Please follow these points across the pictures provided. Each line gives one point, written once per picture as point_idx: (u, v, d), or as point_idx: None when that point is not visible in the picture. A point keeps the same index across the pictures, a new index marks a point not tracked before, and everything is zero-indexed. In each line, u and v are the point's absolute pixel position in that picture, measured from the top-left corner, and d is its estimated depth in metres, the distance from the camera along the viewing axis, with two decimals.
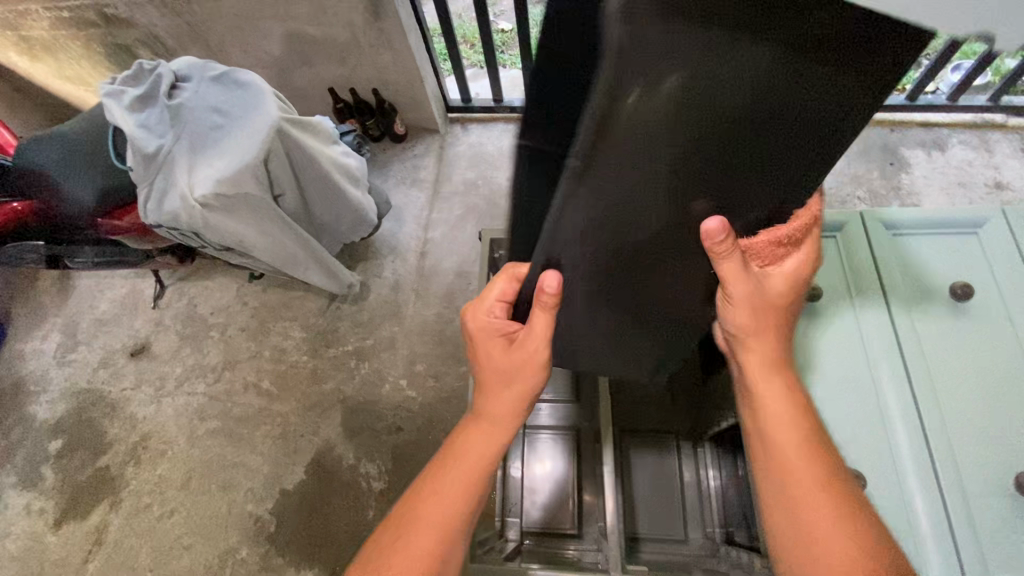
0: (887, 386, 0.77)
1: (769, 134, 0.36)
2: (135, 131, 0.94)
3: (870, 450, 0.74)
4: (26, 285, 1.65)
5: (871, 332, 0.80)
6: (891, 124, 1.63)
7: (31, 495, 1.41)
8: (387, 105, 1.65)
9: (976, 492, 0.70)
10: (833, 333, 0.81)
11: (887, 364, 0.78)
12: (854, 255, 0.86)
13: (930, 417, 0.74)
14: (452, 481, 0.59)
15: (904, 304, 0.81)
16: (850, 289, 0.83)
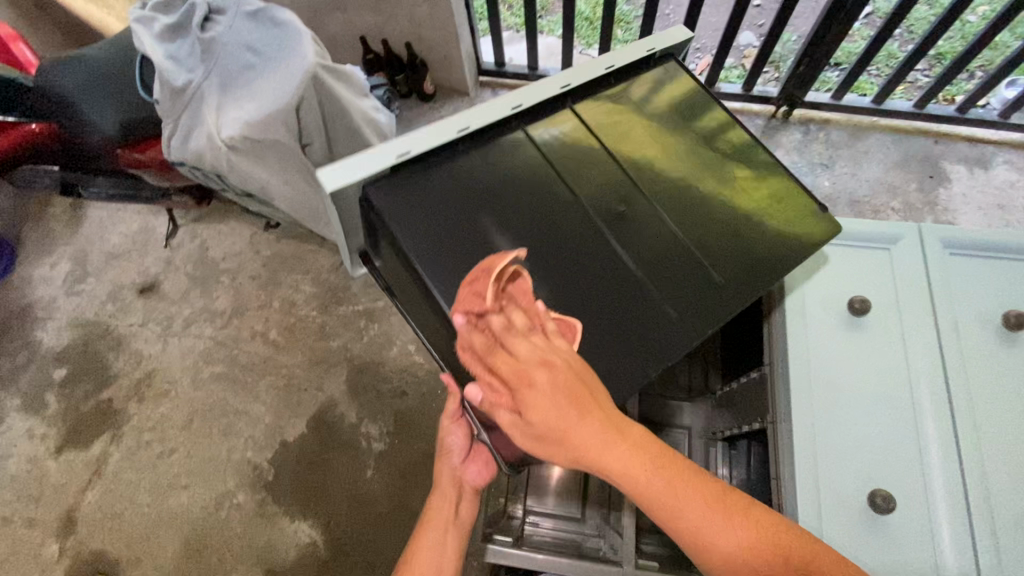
0: (926, 415, 0.69)
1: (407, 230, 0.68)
2: (163, 62, 0.92)
3: (898, 469, 0.67)
4: (38, 211, 1.63)
5: (915, 354, 0.72)
6: (936, 135, 1.59)
7: (34, 420, 1.41)
8: (418, 61, 1.59)
9: (1010, 541, 0.63)
10: (860, 355, 0.73)
11: (929, 390, 0.70)
12: (903, 271, 0.77)
13: (970, 456, 0.67)
14: (427, 535, 0.72)
15: (951, 324, 0.73)
16: (897, 300, 0.75)
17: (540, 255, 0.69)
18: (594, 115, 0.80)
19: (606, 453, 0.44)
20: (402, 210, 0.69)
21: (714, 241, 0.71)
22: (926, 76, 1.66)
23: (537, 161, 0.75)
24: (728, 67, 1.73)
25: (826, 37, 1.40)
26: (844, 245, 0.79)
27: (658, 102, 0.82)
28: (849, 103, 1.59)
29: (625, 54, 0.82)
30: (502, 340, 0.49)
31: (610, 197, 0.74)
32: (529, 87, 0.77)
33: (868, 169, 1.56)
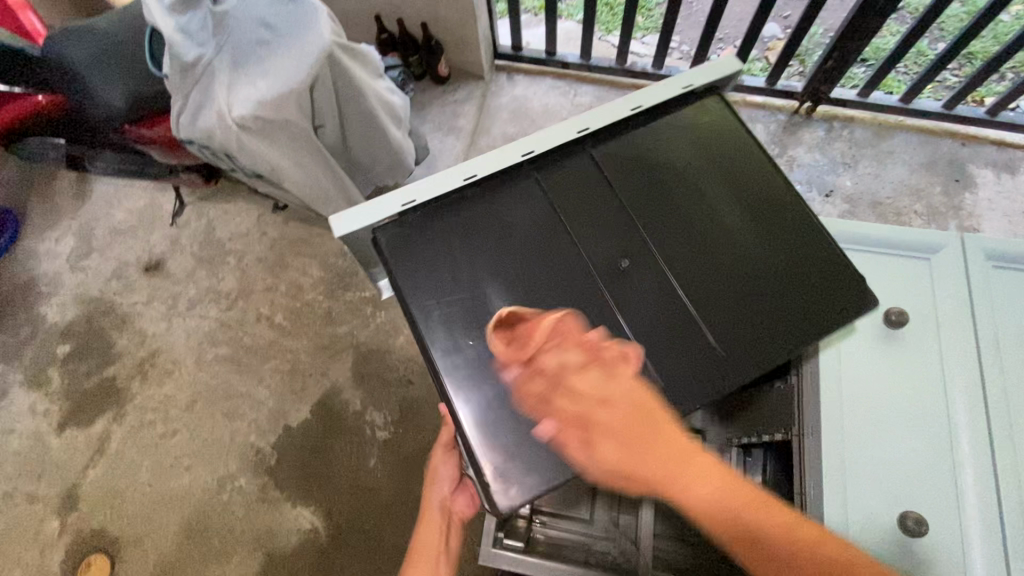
0: (963, 431, 0.67)
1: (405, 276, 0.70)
2: (174, 34, 0.86)
3: (930, 481, 0.66)
4: (43, 184, 1.60)
5: (952, 367, 0.70)
6: (964, 137, 1.54)
7: (38, 395, 1.41)
8: (434, 42, 1.55)
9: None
10: (894, 370, 0.71)
11: (966, 406, 0.68)
12: (943, 281, 0.74)
13: (1005, 473, 0.65)
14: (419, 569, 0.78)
15: (990, 340, 0.71)
16: (937, 313, 0.73)
17: (537, 310, 0.68)
18: (616, 156, 0.76)
19: (671, 480, 0.47)
20: (404, 260, 0.71)
21: (720, 307, 0.68)
22: (956, 76, 1.61)
23: (543, 207, 0.73)
24: (752, 59, 1.67)
25: (858, 31, 1.35)
26: (878, 252, 0.77)
27: (689, 141, 0.77)
28: (876, 101, 1.54)
29: (655, 94, 0.77)
30: (563, 377, 0.53)
31: (616, 249, 0.71)
32: (545, 131, 0.75)
33: (891, 170, 1.52)
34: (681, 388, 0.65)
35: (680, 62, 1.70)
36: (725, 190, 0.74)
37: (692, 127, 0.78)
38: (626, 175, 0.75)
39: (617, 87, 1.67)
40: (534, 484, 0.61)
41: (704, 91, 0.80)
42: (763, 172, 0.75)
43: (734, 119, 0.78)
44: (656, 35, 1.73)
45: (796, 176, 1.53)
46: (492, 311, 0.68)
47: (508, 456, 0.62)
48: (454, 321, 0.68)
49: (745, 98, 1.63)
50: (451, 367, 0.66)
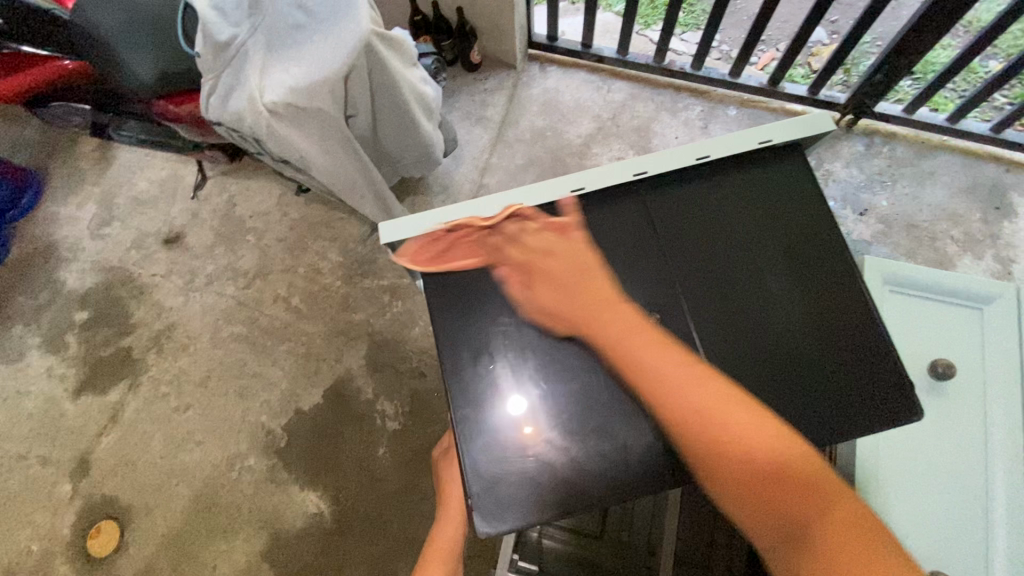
0: (999, 491, 0.68)
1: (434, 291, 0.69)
2: (208, 14, 0.86)
3: (958, 533, 0.67)
4: (68, 147, 1.60)
5: (995, 422, 0.70)
6: (1008, 163, 1.48)
7: (55, 359, 1.42)
8: (468, 28, 1.51)
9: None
10: (938, 423, 0.71)
11: (1005, 468, 0.68)
12: (993, 335, 0.74)
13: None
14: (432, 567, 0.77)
15: None
16: (985, 369, 0.73)
17: (553, 351, 0.65)
18: (670, 204, 0.70)
19: (601, 327, 0.62)
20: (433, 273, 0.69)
21: (746, 384, 0.62)
22: (1008, 97, 1.54)
23: (580, 246, 0.69)
24: (795, 65, 1.62)
25: (913, 44, 1.30)
26: (926, 296, 0.77)
27: (753, 202, 0.69)
28: (921, 119, 1.49)
29: (724, 145, 0.70)
30: (519, 242, 0.68)
31: (646, 300, 0.66)
32: (600, 168, 0.71)
33: (930, 191, 1.47)
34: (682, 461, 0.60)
35: (719, 62, 1.64)
36: (779, 259, 0.67)
37: (759, 187, 0.70)
38: (672, 223, 0.69)
39: (653, 85, 1.62)
40: (514, 515, 0.60)
41: (785, 147, 0.72)
42: (826, 247, 0.67)
43: (812, 183, 0.70)
44: (696, 33, 1.68)
45: (831, 192, 1.48)
46: (508, 346, 0.66)
47: (497, 487, 0.61)
48: (465, 345, 0.66)
49: (783, 105, 1.58)
50: (465, 388, 0.65)
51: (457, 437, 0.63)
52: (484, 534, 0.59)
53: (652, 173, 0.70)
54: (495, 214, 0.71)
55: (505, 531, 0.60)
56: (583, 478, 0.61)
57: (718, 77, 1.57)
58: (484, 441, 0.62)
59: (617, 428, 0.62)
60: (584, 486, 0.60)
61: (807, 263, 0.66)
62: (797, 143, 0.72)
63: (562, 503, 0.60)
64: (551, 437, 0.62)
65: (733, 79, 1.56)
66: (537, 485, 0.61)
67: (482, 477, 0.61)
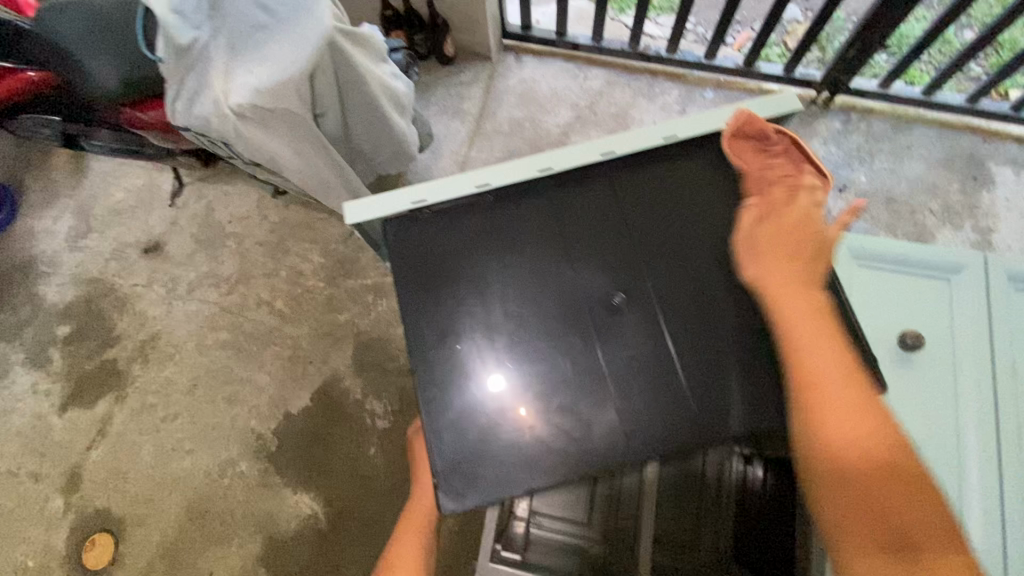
0: (971, 459, 0.69)
1: (401, 271, 0.68)
2: (168, 20, 0.85)
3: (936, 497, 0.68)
4: (40, 160, 1.57)
5: (965, 390, 0.71)
6: (984, 133, 1.49)
7: (39, 375, 1.41)
8: (440, 21, 1.49)
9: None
10: (907, 396, 0.72)
11: (976, 437, 0.70)
12: (961, 303, 0.75)
13: (1014, 505, 0.67)
14: (407, 538, 0.75)
15: (1007, 363, 0.72)
16: (954, 339, 0.74)
17: (521, 334, 0.65)
18: (636, 183, 0.70)
19: (784, 290, 0.60)
20: (399, 256, 0.69)
21: (709, 357, 0.63)
22: (983, 67, 1.55)
23: (546, 227, 0.69)
24: (770, 44, 1.61)
25: (884, 19, 1.30)
26: (895, 268, 0.78)
27: (718, 180, 0.69)
28: (896, 93, 1.49)
29: (692, 125, 0.69)
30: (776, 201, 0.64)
31: (611, 280, 0.66)
32: (567, 148, 0.70)
33: (908, 165, 1.47)
34: (643, 437, 0.61)
35: (695, 45, 1.64)
36: None
37: (724, 165, 0.70)
38: (637, 203, 0.69)
39: (629, 70, 1.61)
40: (479, 493, 0.60)
41: None
42: None
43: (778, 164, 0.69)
44: (670, 16, 1.67)
45: None
46: (476, 328, 0.66)
47: (465, 466, 0.61)
48: (431, 329, 0.66)
49: (759, 85, 1.58)
50: (432, 369, 0.65)
51: (424, 417, 0.63)
52: (449, 510, 0.60)
53: (618, 153, 0.70)
54: (461, 195, 0.69)
55: (471, 509, 0.60)
56: (547, 458, 0.61)
57: (693, 60, 1.56)
58: (449, 419, 0.63)
59: (581, 406, 0.62)
60: (548, 464, 0.61)
61: None
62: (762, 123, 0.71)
63: (526, 481, 0.60)
64: (517, 420, 0.62)
65: (708, 61, 1.56)
66: (502, 461, 0.61)
67: (447, 456, 0.61)
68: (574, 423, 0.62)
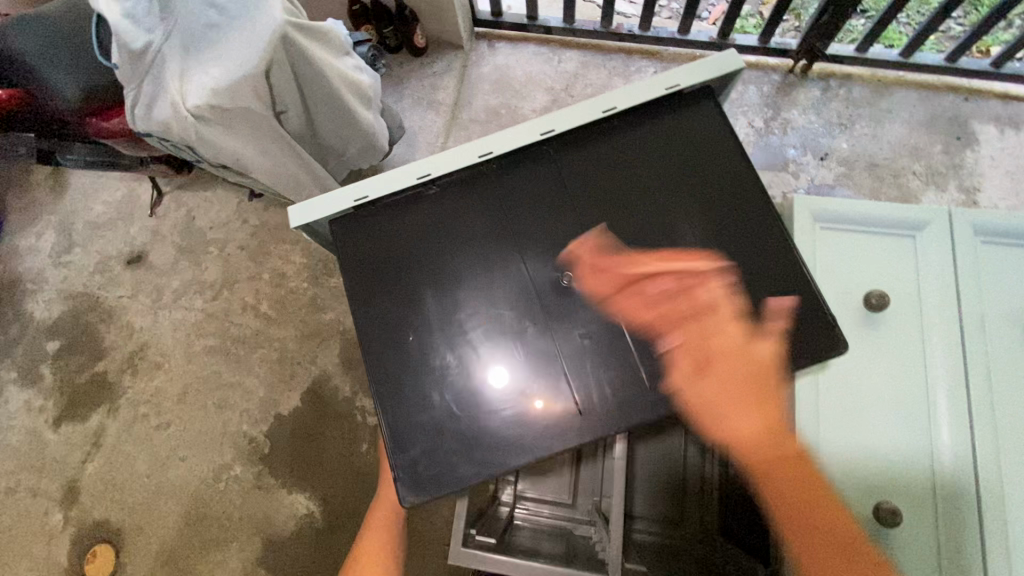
0: (942, 416, 0.69)
1: (349, 270, 0.68)
2: (120, 23, 0.83)
3: (908, 458, 0.69)
4: (19, 177, 1.57)
5: (933, 348, 0.71)
6: (966, 92, 1.47)
7: (32, 392, 1.41)
8: (408, 12, 1.48)
9: (1018, 530, 0.65)
10: (875, 361, 0.72)
11: (947, 390, 0.70)
12: (926, 261, 0.74)
13: (985, 453, 0.67)
14: (376, 536, 0.77)
15: (974, 317, 0.72)
16: (921, 298, 0.73)
17: (471, 320, 0.65)
18: (583, 160, 0.69)
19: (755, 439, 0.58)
20: (349, 253, 0.68)
21: (662, 332, 0.62)
22: (962, 25, 1.52)
23: (493, 212, 0.68)
24: (744, 16, 1.59)
25: None
26: (857, 231, 0.77)
27: (662, 151, 0.68)
28: (874, 57, 1.47)
29: (631, 97, 0.68)
30: (706, 318, 0.61)
31: (557, 260, 0.66)
32: (507, 131, 0.69)
33: (889, 129, 1.46)
34: (600, 413, 0.60)
35: (668, 21, 1.62)
36: (692, 207, 0.66)
37: (669, 135, 0.69)
38: (583, 179, 0.68)
39: (604, 51, 1.60)
40: (439, 484, 0.60)
41: (696, 93, 0.70)
42: (737, 186, 0.66)
43: (725, 129, 0.68)
44: None
45: (790, 140, 1.47)
46: (428, 320, 0.65)
47: (425, 458, 0.61)
48: (383, 323, 0.66)
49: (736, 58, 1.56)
50: (386, 364, 0.64)
51: (380, 411, 0.62)
52: (410, 503, 0.59)
53: (559, 131, 0.68)
54: (404, 187, 0.69)
55: (432, 500, 0.60)
56: (504, 443, 0.60)
57: (667, 36, 1.54)
58: (403, 411, 0.62)
59: (533, 385, 0.61)
60: (507, 449, 0.60)
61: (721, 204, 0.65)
62: (709, 88, 0.70)
63: (484, 466, 0.60)
64: (473, 409, 0.61)
65: (682, 37, 1.54)
66: (459, 448, 0.60)
67: (404, 446, 0.61)
68: (528, 404, 0.61)
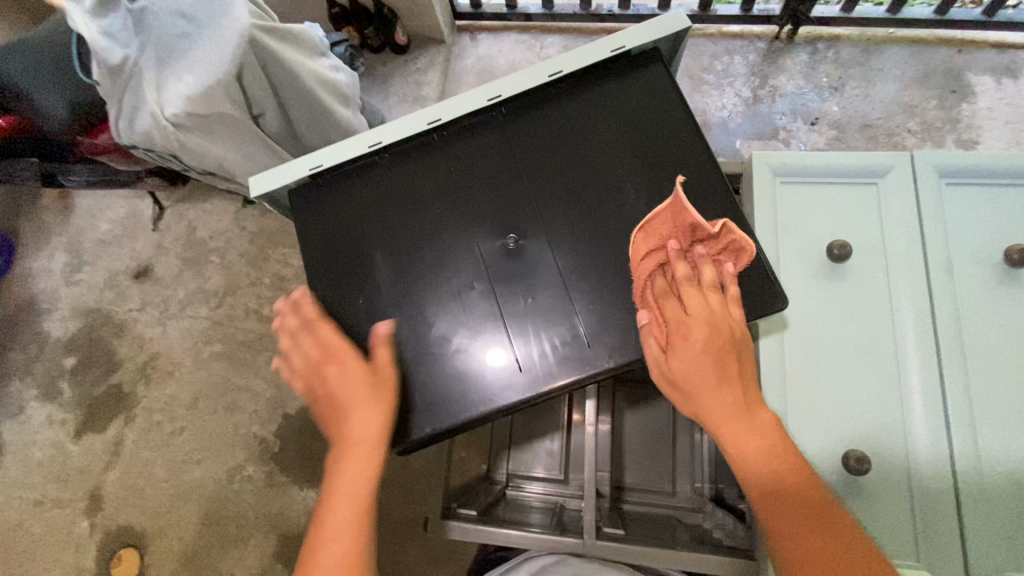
0: (910, 363, 0.67)
1: (304, 237, 0.70)
2: (97, 40, 0.82)
3: (877, 408, 0.67)
4: (28, 203, 1.63)
5: (900, 293, 0.70)
6: (959, 44, 1.43)
7: (52, 408, 1.47)
8: (386, 10, 1.49)
9: (994, 472, 0.63)
10: (839, 307, 0.71)
11: (914, 336, 0.68)
12: (889, 206, 0.73)
13: (955, 394, 0.66)
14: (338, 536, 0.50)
15: (941, 262, 0.70)
16: (886, 245, 0.72)
17: (420, 287, 0.66)
18: (529, 127, 0.69)
19: (725, 413, 0.50)
20: (306, 221, 0.71)
21: (606, 287, 0.62)
22: None
23: (441, 178, 0.70)
24: None
25: None
26: (817, 182, 0.76)
27: (608, 113, 0.68)
28: (860, 16, 1.43)
29: (576, 59, 0.68)
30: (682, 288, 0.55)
31: (503, 222, 0.66)
32: (455, 98, 0.70)
33: (880, 88, 1.42)
34: (547, 370, 0.60)
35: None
36: (639, 164, 0.66)
37: (614, 98, 0.69)
38: (527, 145, 0.69)
39: (585, 34, 1.60)
40: None
41: (643, 55, 0.70)
42: (684, 142, 0.66)
43: (672, 89, 0.68)
44: None
45: (778, 108, 1.45)
46: (379, 284, 0.67)
47: None
48: (337, 291, 0.68)
49: (719, 29, 1.54)
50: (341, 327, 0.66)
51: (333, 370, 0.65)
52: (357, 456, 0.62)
53: (506, 97, 0.69)
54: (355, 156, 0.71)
55: None
56: (450, 402, 0.61)
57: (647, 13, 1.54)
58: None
59: (481, 344, 0.62)
60: (451, 406, 0.61)
61: (667, 158, 0.65)
62: (658, 51, 0.70)
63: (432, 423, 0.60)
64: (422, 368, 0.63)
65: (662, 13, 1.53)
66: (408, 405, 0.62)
67: None
68: (476, 361, 0.62)
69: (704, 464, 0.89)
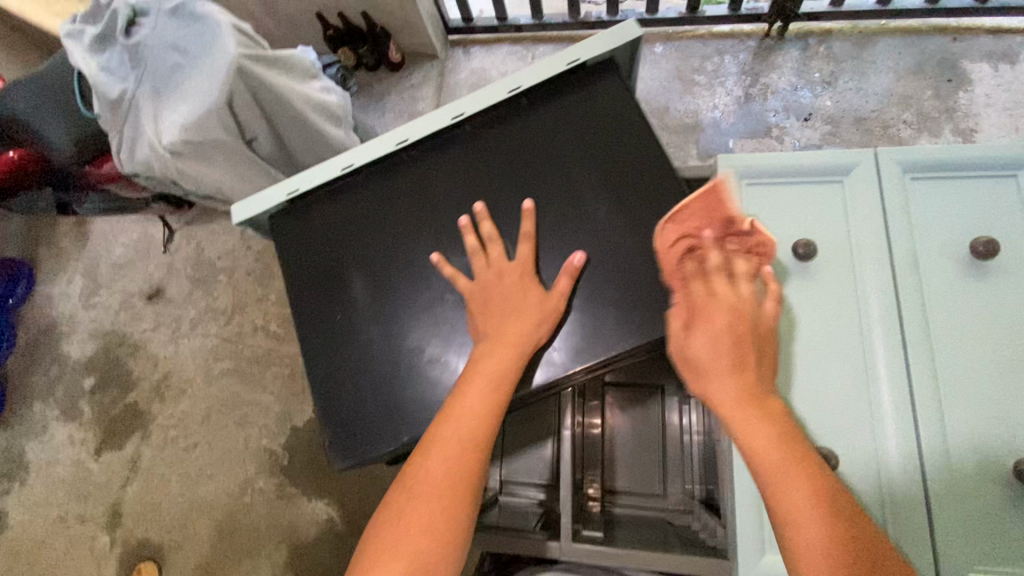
0: (879, 363, 0.67)
1: (288, 258, 0.75)
2: (97, 75, 0.91)
3: (847, 410, 0.67)
4: (47, 231, 1.70)
5: (869, 293, 0.70)
6: (954, 32, 1.41)
7: (73, 427, 1.53)
8: (379, 29, 1.52)
9: (965, 470, 0.63)
10: (809, 308, 0.71)
11: (883, 337, 0.68)
12: (856, 205, 0.73)
13: (924, 396, 0.65)
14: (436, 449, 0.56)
15: (910, 261, 0.69)
16: (853, 243, 0.72)
17: (394, 303, 0.69)
18: (494, 143, 0.71)
19: (739, 396, 0.52)
20: (287, 244, 0.75)
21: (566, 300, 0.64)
22: None
23: (411, 197, 0.72)
24: None
25: None
26: (782, 182, 0.76)
27: (567, 126, 0.70)
28: (850, 8, 1.44)
29: (534, 73, 0.69)
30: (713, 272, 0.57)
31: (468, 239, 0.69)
32: (421, 118, 0.72)
33: (874, 81, 1.41)
34: None
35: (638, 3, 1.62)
36: (597, 176, 0.67)
37: (575, 110, 0.70)
38: (492, 161, 0.71)
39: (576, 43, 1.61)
40: (366, 449, 0.66)
41: (602, 66, 0.71)
42: (642, 152, 0.67)
43: (631, 99, 0.69)
44: None
45: (771, 105, 1.44)
46: (355, 302, 0.71)
47: (354, 426, 0.67)
48: (318, 310, 0.72)
49: (709, 30, 1.54)
50: (322, 344, 0.71)
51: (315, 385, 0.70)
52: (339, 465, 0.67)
53: (469, 115, 0.71)
54: (327, 178, 0.73)
55: (358, 462, 0.66)
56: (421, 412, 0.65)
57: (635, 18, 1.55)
58: (341, 388, 0.69)
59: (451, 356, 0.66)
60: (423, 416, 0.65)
61: (626, 167, 0.66)
62: (616, 60, 0.71)
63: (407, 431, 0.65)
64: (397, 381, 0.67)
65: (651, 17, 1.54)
66: (383, 417, 0.66)
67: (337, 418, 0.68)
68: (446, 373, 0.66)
69: (694, 465, 0.90)
